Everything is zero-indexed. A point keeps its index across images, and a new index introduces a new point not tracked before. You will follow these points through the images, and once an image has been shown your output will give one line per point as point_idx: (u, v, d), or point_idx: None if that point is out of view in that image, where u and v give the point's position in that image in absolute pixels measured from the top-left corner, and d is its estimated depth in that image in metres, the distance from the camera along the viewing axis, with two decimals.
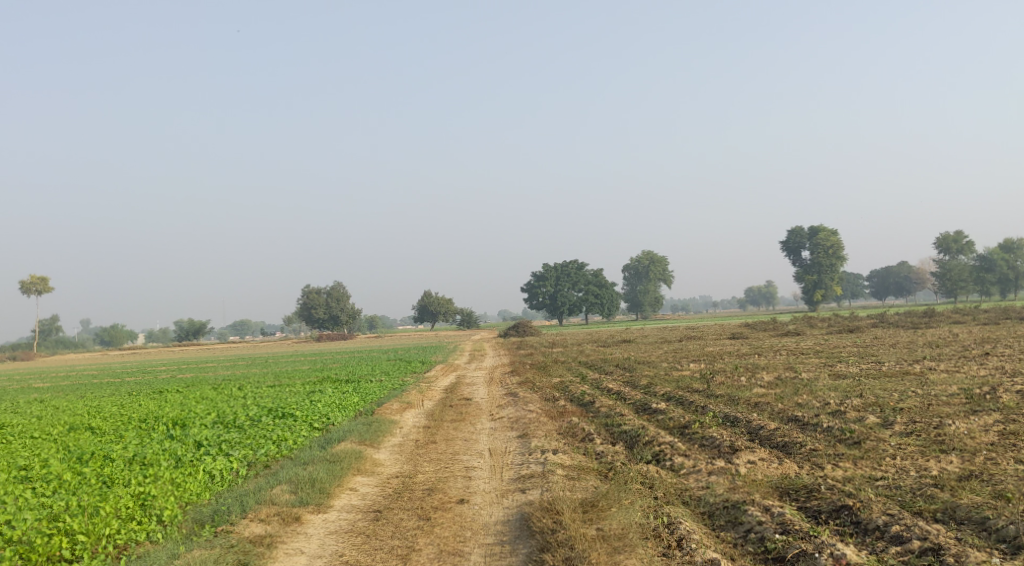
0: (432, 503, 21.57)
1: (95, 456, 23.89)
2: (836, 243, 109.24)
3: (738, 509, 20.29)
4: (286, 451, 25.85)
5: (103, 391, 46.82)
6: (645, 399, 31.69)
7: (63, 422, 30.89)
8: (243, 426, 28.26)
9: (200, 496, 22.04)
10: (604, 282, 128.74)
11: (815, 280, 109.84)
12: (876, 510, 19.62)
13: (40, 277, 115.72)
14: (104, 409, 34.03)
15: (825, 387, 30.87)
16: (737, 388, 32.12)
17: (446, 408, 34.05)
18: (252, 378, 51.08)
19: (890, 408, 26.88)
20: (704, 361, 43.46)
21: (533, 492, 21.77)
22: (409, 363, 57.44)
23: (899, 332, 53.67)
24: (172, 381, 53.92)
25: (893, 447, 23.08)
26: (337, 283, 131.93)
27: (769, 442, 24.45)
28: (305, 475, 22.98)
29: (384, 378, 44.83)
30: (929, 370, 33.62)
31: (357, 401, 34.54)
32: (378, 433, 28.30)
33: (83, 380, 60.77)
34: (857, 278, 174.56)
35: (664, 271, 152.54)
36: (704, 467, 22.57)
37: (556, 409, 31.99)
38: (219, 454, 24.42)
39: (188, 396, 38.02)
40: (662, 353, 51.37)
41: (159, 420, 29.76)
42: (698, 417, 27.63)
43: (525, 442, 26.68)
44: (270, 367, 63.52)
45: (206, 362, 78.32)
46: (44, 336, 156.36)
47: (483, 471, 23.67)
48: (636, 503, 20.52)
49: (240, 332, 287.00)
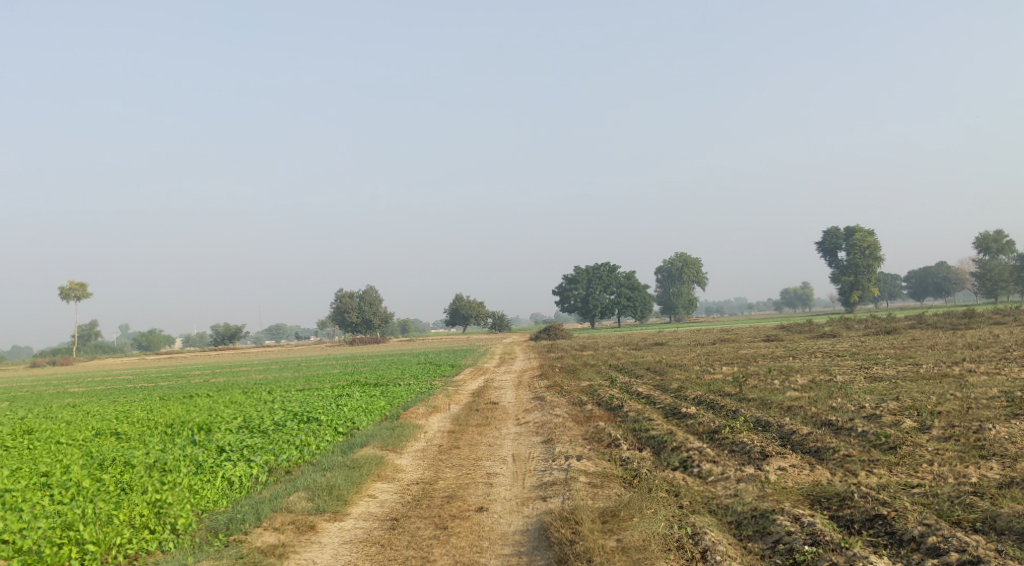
0: (451, 511, 21.01)
1: (116, 463, 23.46)
2: (873, 243, 107.50)
3: (767, 519, 19.56)
4: (307, 457, 25.33)
5: (135, 395, 46.48)
6: (675, 403, 30.97)
7: (90, 427, 30.61)
8: (268, 430, 27.82)
9: (217, 504, 21.54)
10: (637, 285, 128.19)
11: (852, 282, 108.23)
12: (912, 520, 18.84)
13: (79, 283, 116.33)
14: (133, 414, 33.70)
15: (861, 390, 30.07)
16: (769, 391, 31.30)
17: (472, 412, 33.49)
18: (284, 382, 50.91)
19: (928, 411, 26.02)
20: (737, 364, 42.58)
21: (555, 500, 21.14)
22: (438, 366, 56.95)
23: (936, 334, 52.57)
24: (204, 385, 53.77)
25: (931, 452, 22.26)
26: (369, 286, 131.66)
27: (801, 448, 23.69)
28: (322, 481, 22.51)
29: (412, 382, 44.23)
30: (968, 372, 32.62)
31: (383, 405, 33.98)
32: (401, 438, 27.78)
33: (117, 384, 60.64)
34: (894, 278, 172.02)
35: (697, 273, 151.45)
36: (733, 475, 21.83)
37: (584, 413, 31.35)
38: (239, 460, 23.92)
39: (217, 401, 37.67)
40: (694, 356, 50.59)
41: (184, 425, 29.37)
42: (728, 422, 26.87)
43: (549, 447, 26.02)
44: (299, 370, 63.53)
45: (242, 365, 78.46)
46: (84, 341, 157.60)
47: (505, 478, 23.08)
48: (660, 513, 19.89)
49: (276, 336, 288.90)
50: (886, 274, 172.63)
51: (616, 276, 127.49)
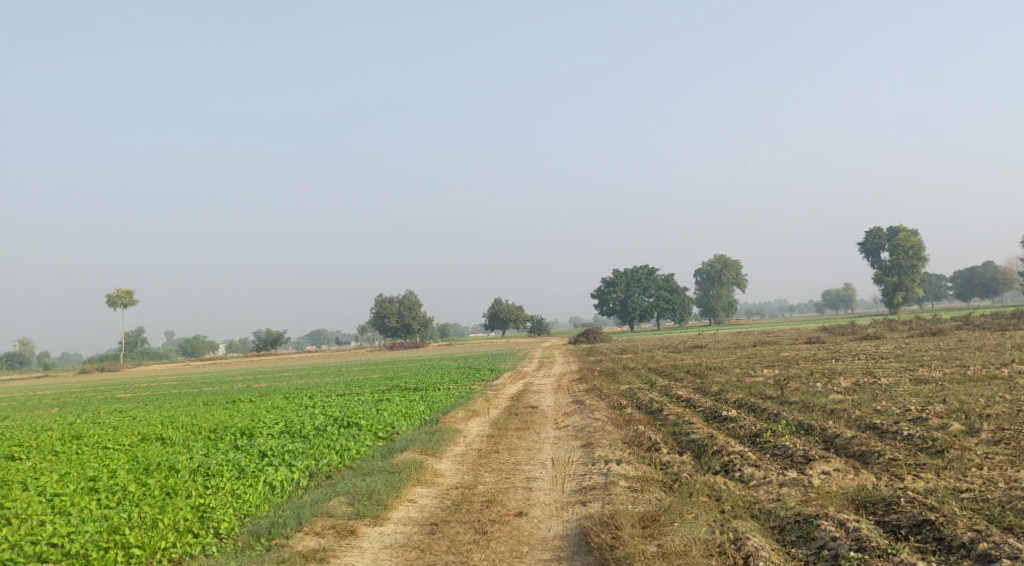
0: (491, 515, 20.98)
1: (160, 467, 23.65)
2: (917, 243, 106.26)
3: (811, 524, 19.35)
4: (348, 462, 25.39)
5: (180, 401, 46.86)
6: (716, 406, 30.73)
7: (136, 432, 30.91)
8: (308, 435, 27.94)
9: (260, 508, 21.65)
10: (675, 288, 127.71)
11: (896, 282, 107.11)
12: (962, 526, 18.57)
13: (125, 290, 117.65)
14: (177, 419, 34.00)
15: (907, 393, 29.68)
16: (812, 394, 31.01)
17: (511, 416, 33.46)
18: (325, 387, 51.14)
19: (976, 414, 25.65)
20: (779, 366, 42.21)
21: (595, 504, 21.04)
22: (478, 370, 56.97)
23: (983, 335, 51.77)
24: (247, 390, 54.13)
25: (979, 457, 21.93)
26: (409, 291, 132.06)
27: (844, 451, 23.43)
28: (363, 486, 22.55)
29: (451, 387, 44.27)
30: (1016, 374, 32.09)
31: (423, 409, 34.00)
32: (441, 443, 27.81)
33: (162, 390, 61.24)
34: (939, 279, 169.74)
35: (736, 275, 150.02)
36: (775, 479, 21.63)
37: (624, 417, 31.23)
38: (281, 464, 24.01)
39: (259, 406, 37.90)
40: (735, 359, 50.22)
41: (227, 430, 29.58)
42: (770, 425, 26.64)
43: (589, 451, 25.95)
44: (340, 375, 63.94)
45: (284, 370, 78.96)
46: (130, 347, 159.42)
47: (544, 482, 23.01)
48: (701, 517, 19.75)
49: (317, 341, 290.67)
50: (930, 275, 170.59)
51: (655, 278, 126.95)
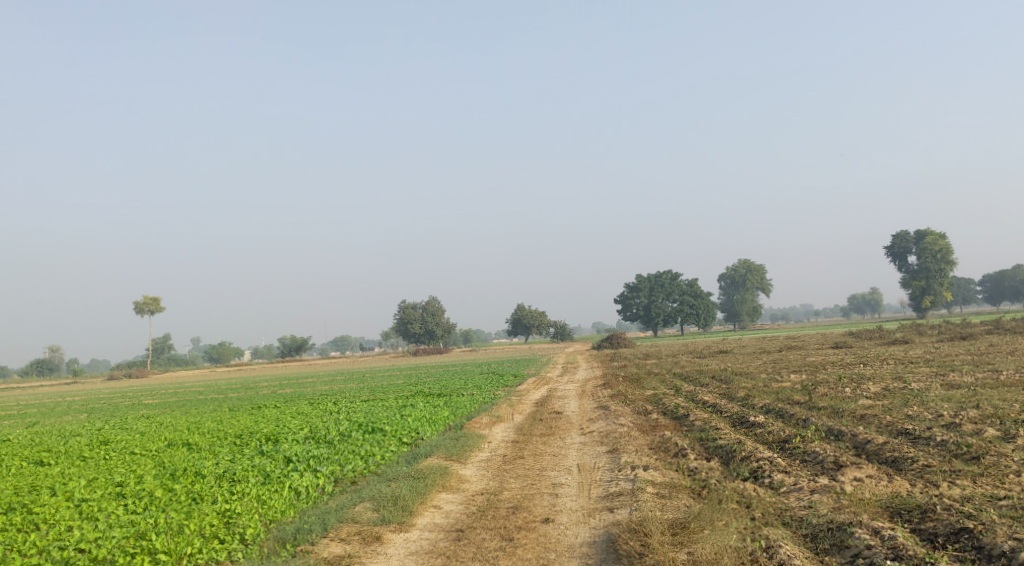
0: (517, 522, 20.80)
1: (186, 473, 23.59)
2: (944, 247, 105.45)
3: (844, 532, 19.15)
4: (373, 467, 25.26)
5: (206, 407, 46.90)
6: (742, 412, 30.47)
7: (162, 438, 30.92)
8: (333, 441, 27.85)
9: (285, 513, 21.55)
10: (699, 293, 126.77)
11: (923, 286, 106.15)
12: (1002, 535, 18.50)
13: (152, 297, 118.18)
14: (203, 426, 34.01)
15: (938, 398, 29.31)
16: (841, 399, 30.67)
17: (536, 422, 33.29)
18: (351, 393, 51.04)
19: (1010, 419, 25.29)
20: (806, 372, 41.86)
21: (623, 511, 20.84)
22: (503, 376, 56.72)
23: (1013, 339, 51.22)
24: (272, 396, 54.13)
25: (1016, 463, 21.61)
26: (432, 297, 132.04)
27: (876, 457, 23.14)
28: (387, 492, 22.43)
29: (476, 392, 44.14)
30: None
31: (447, 415, 33.86)
32: (466, 448, 27.66)
33: (189, 396, 61.36)
34: (967, 284, 168.29)
35: (760, 280, 149.42)
36: (806, 486, 21.35)
37: (650, 422, 31.01)
38: (306, 470, 23.90)
39: (283, 413, 37.87)
40: (761, 364, 49.90)
41: (252, 436, 29.53)
42: (799, 431, 26.36)
43: (616, 457, 25.74)
44: (366, 381, 63.86)
45: (309, 377, 79.00)
46: (157, 354, 160.05)
47: (570, 488, 22.82)
48: (731, 524, 19.53)
49: (342, 347, 291.48)
50: (958, 280, 169.18)
51: (679, 284, 126.46)
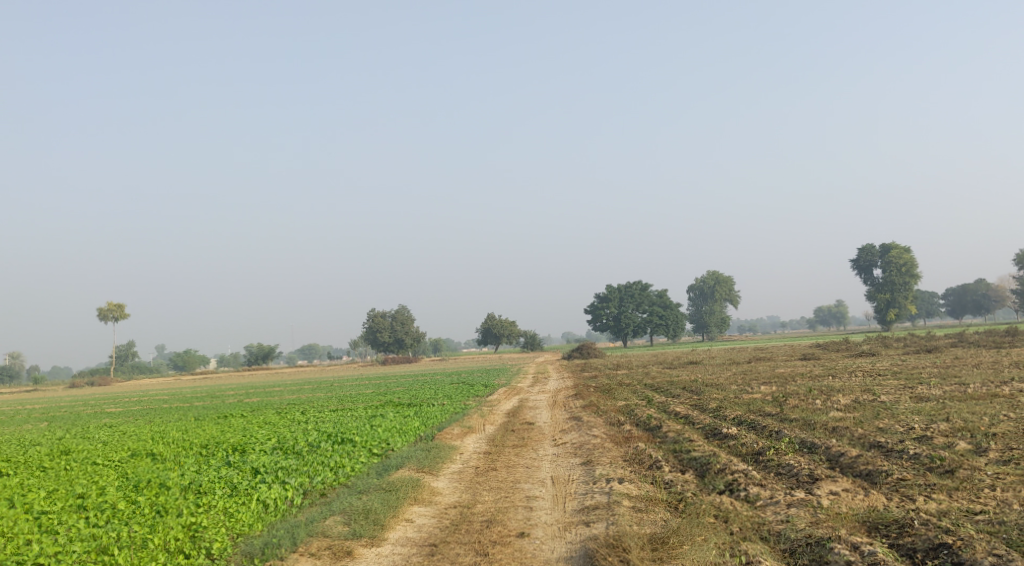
0: (491, 536, 20.42)
1: (150, 484, 22.95)
2: (909, 260, 105.92)
3: (824, 547, 19.00)
4: (342, 479, 24.76)
5: (171, 416, 46.06)
6: (715, 424, 30.21)
7: (126, 448, 30.26)
8: (301, 452, 27.33)
9: (253, 527, 21.01)
10: (668, 304, 127.17)
11: (888, 299, 106.85)
12: (981, 550, 18.41)
13: (117, 304, 116.78)
14: (168, 435, 33.29)
15: (908, 411, 29.11)
16: (812, 411, 30.50)
17: (507, 433, 32.85)
18: (317, 402, 50.27)
19: (982, 433, 25.17)
20: (776, 383, 41.69)
21: (599, 525, 20.50)
22: (472, 386, 56.16)
23: (979, 352, 51.27)
24: (239, 405, 53.33)
25: (990, 477, 21.46)
26: (402, 305, 131.26)
27: (851, 470, 22.92)
28: (358, 505, 21.98)
29: (446, 402, 43.62)
30: (1018, 392, 31.49)
31: (418, 426, 33.38)
32: (437, 460, 27.22)
33: (153, 404, 60.38)
34: (931, 296, 169.97)
35: (729, 291, 149.82)
36: (782, 499, 21.10)
37: (622, 434, 30.68)
38: (274, 482, 23.35)
39: (251, 421, 37.19)
40: (731, 375, 49.64)
41: (218, 446, 28.92)
42: (773, 443, 26.13)
43: (590, 469, 25.38)
44: (332, 391, 62.98)
45: (276, 385, 78.02)
46: (120, 361, 158.22)
47: (545, 501, 22.46)
48: (710, 540, 19.32)
49: (309, 355, 290.01)
50: (922, 293, 170.43)
51: (648, 294, 126.53)
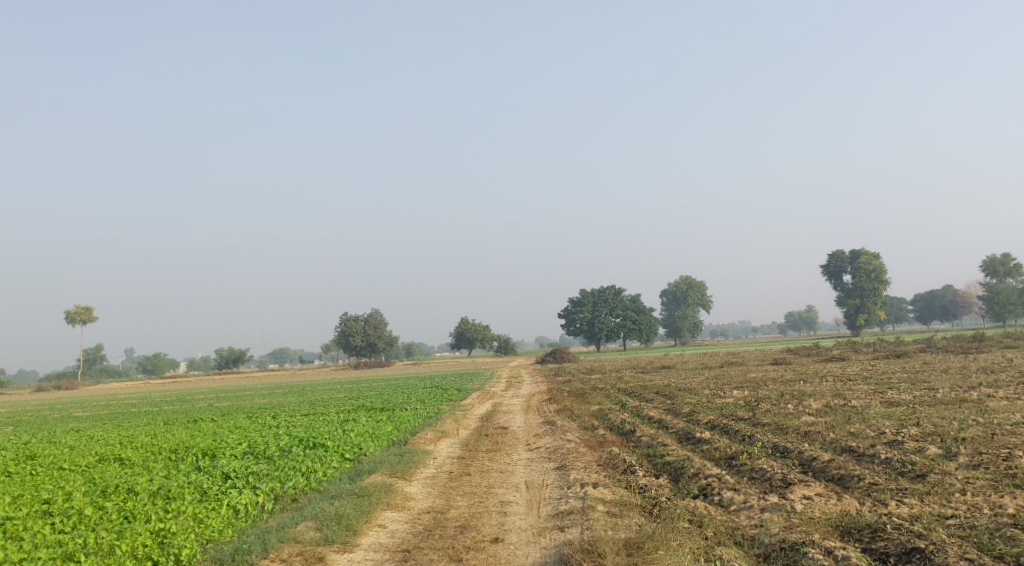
0: (465, 542, 20.31)
1: (119, 489, 22.66)
2: (878, 266, 106.62)
3: (798, 552, 19.02)
4: (314, 484, 24.58)
5: (139, 420, 45.49)
6: (688, 428, 30.22)
7: (94, 452, 29.90)
8: (273, 456, 27.08)
9: (223, 533, 20.80)
10: (642, 309, 127.37)
11: (858, 305, 107.37)
12: (953, 554, 18.48)
13: (85, 307, 115.65)
14: (136, 440, 32.92)
15: (879, 416, 29.20)
16: (784, 416, 30.55)
17: (481, 438, 32.74)
18: (288, 406, 49.88)
19: (952, 437, 25.30)
20: (748, 388, 41.76)
21: (573, 530, 20.43)
22: (444, 390, 56.01)
23: (947, 357, 51.60)
24: (209, 409, 52.79)
25: (961, 481, 21.56)
26: (374, 310, 130.80)
27: (823, 475, 22.97)
28: (330, 511, 21.78)
29: (418, 407, 43.39)
30: (987, 397, 31.63)
31: (391, 430, 33.20)
32: (410, 465, 27.07)
33: (121, 409, 59.64)
34: (900, 302, 171.41)
35: (701, 296, 150.72)
36: (756, 504, 21.10)
37: (596, 438, 30.65)
38: (245, 487, 23.11)
39: (221, 425, 36.81)
40: (703, 380, 49.69)
41: (188, 451, 28.64)
42: (746, 447, 26.17)
43: (564, 474, 25.32)
44: (302, 395, 62.52)
45: (247, 390, 77.46)
46: (89, 365, 156.74)
47: (519, 506, 22.35)
48: (684, 545, 19.32)
49: (280, 359, 288.69)
50: (891, 298, 172.00)
51: (622, 299, 126.78)
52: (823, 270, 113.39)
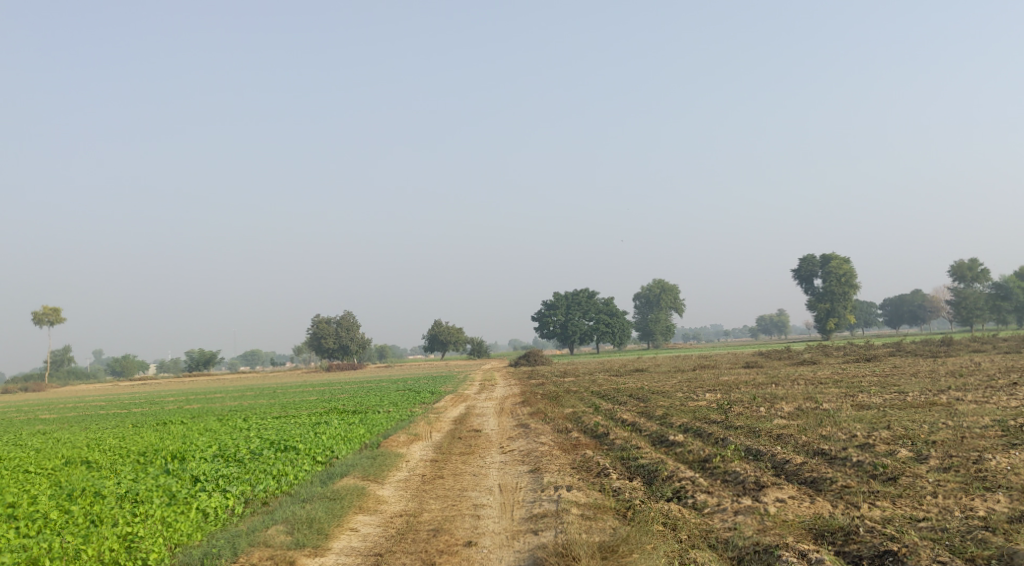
0: (438, 545, 20.17)
1: (85, 493, 22.34)
2: (848, 271, 107.26)
3: (771, 554, 19.04)
4: (285, 487, 24.38)
5: (107, 423, 44.89)
6: (661, 431, 30.19)
7: (60, 455, 29.49)
8: (244, 459, 26.83)
9: (192, 537, 20.57)
10: (615, 312, 127.58)
11: (828, 309, 108.13)
12: (925, 557, 18.53)
13: (52, 308, 114.46)
14: (103, 443, 32.52)
15: (851, 419, 29.26)
16: (756, 419, 30.54)
17: (454, 441, 32.59)
18: (258, 410, 49.44)
19: (923, 440, 25.39)
20: (720, 391, 41.81)
21: (547, 534, 20.34)
22: (417, 393, 55.73)
23: (916, 361, 51.91)
24: (177, 411, 52.22)
25: (932, 484, 21.63)
26: (346, 312, 130.13)
27: (796, 478, 22.98)
28: (302, 514, 21.56)
29: (390, 409, 43.13)
30: (956, 401, 31.73)
31: (363, 433, 32.97)
32: (383, 468, 26.91)
33: (88, 411, 59.00)
34: (869, 307, 173.00)
35: (674, 300, 151.36)
36: (730, 506, 21.09)
37: (569, 441, 30.56)
38: (215, 491, 22.85)
39: (190, 428, 36.46)
40: (676, 382, 49.81)
41: (157, 454, 28.32)
42: (719, 450, 26.17)
43: (537, 477, 25.21)
44: (274, 397, 61.93)
45: (218, 392, 76.84)
46: (56, 367, 155.15)
47: (493, 509, 22.24)
48: (659, 548, 19.28)
49: (252, 361, 287.35)
50: (860, 303, 173.51)
51: (595, 302, 126.90)
52: (794, 274, 113.97)
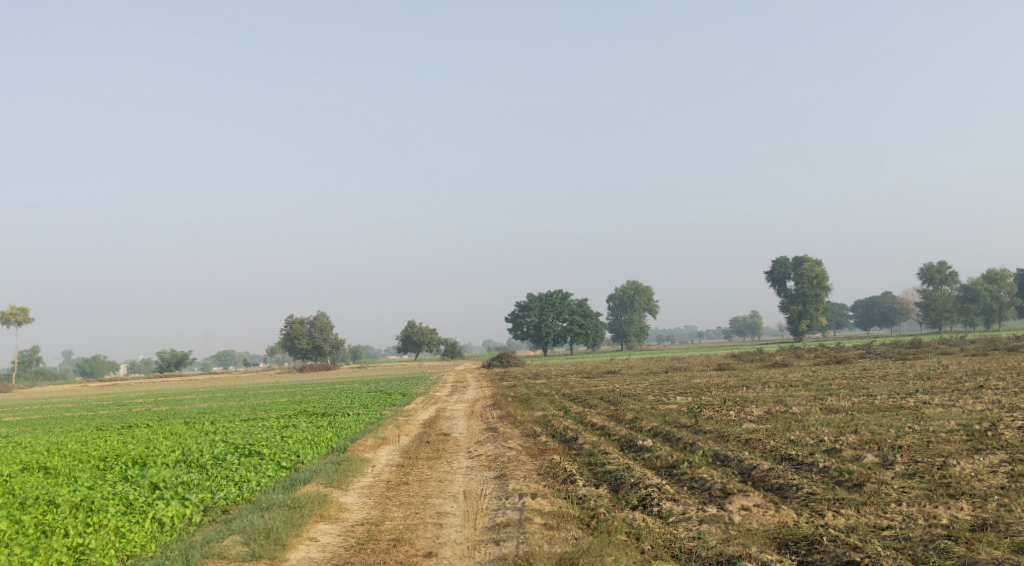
0: (398, 556, 19.91)
1: (39, 501, 21.90)
2: (821, 273, 107.57)
3: None
4: (246, 495, 23.99)
5: (74, 426, 44.21)
6: (630, 435, 30.00)
7: (18, 461, 28.91)
8: (206, 465, 26.44)
9: (145, 548, 20.26)
10: (588, 312, 127.30)
11: (801, 310, 108.57)
12: None
13: (20, 308, 113.25)
14: (65, 447, 31.98)
15: (818, 423, 29.22)
16: (725, 423, 30.44)
17: (422, 445, 32.26)
18: (230, 411, 48.95)
19: (889, 445, 25.31)
20: (692, 393, 41.79)
21: (509, 544, 20.10)
22: (389, 393, 55.25)
23: (887, 364, 51.90)
24: (146, 414, 51.57)
25: (897, 491, 21.54)
26: (319, 313, 129.44)
27: (762, 484, 22.83)
28: (259, 524, 21.19)
29: (361, 412, 42.61)
30: (923, 404, 31.73)
31: (330, 437, 32.53)
32: (347, 473, 26.54)
33: (57, 413, 58.27)
34: (842, 308, 174.08)
35: (647, 301, 151.28)
36: (695, 515, 20.91)
37: (537, 446, 30.30)
38: (173, 498, 22.44)
39: (155, 432, 35.91)
40: (649, 385, 49.67)
41: (118, 459, 27.81)
42: (687, 455, 25.95)
43: (503, 484, 24.93)
44: (245, 399, 61.38)
45: (188, 394, 76.07)
46: (26, 367, 153.57)
47: (456, 518, 21.98)
48: (620, 560, 19.10)
49: (225, 362, 285.94)
50: (832, 305, 174.57)
51: (569, 303, 126.71)
52: (767, 275, 114.29)
